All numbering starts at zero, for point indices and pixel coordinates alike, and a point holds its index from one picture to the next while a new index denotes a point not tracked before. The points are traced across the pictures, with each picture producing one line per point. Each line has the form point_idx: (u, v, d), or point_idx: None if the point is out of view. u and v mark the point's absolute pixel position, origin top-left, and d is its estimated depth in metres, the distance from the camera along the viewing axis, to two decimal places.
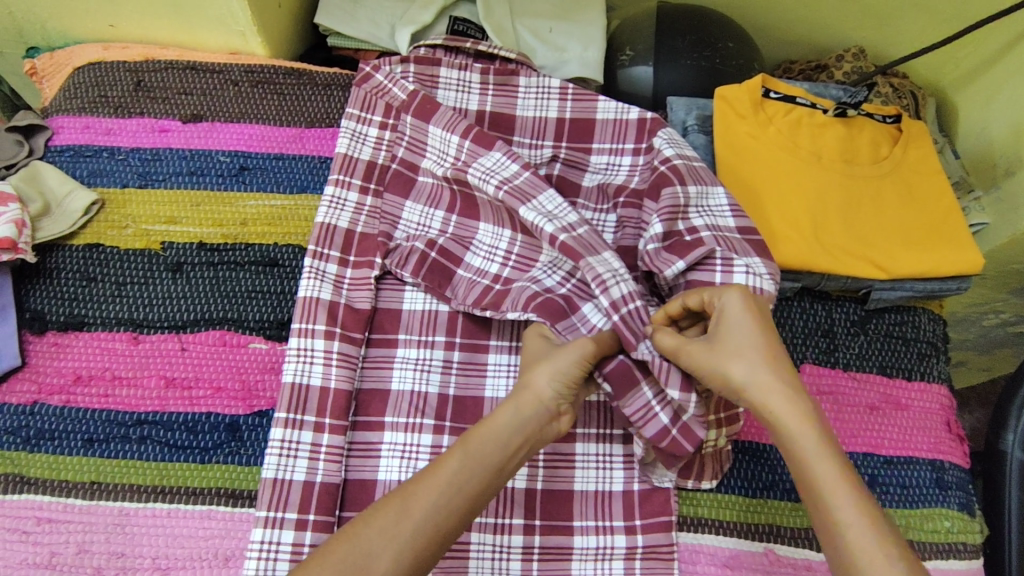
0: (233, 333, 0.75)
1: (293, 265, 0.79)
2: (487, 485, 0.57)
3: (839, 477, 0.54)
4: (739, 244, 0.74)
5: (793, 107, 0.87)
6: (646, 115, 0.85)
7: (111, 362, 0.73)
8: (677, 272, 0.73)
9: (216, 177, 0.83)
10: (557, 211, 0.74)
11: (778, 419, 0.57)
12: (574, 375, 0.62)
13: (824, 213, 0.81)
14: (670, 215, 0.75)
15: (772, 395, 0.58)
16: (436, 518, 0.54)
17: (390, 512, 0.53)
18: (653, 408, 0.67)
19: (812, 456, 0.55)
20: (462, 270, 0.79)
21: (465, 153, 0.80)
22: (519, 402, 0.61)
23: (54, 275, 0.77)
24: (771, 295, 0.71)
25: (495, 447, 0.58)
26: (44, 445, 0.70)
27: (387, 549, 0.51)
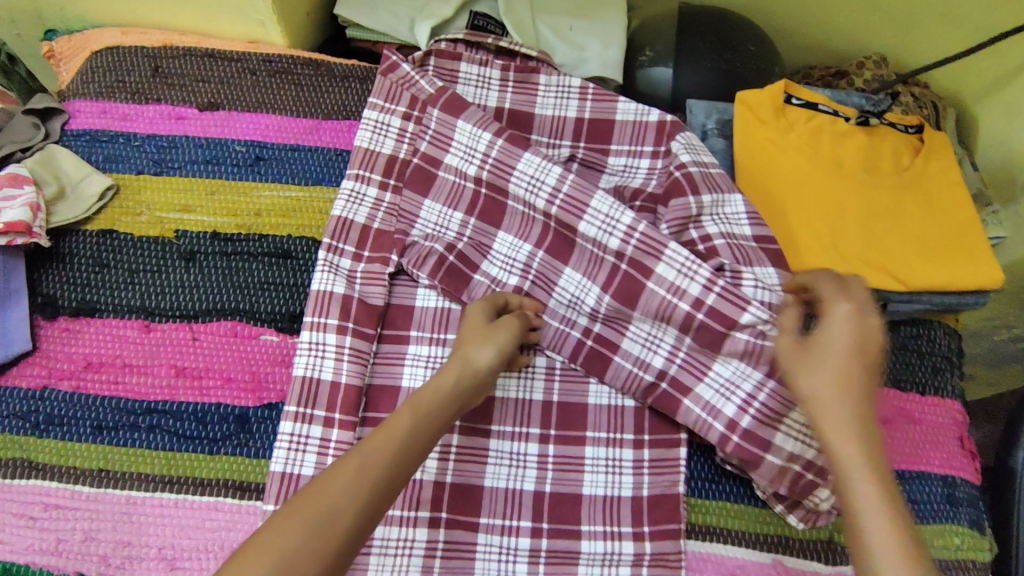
0: (245, 324, 0.75)
1: (307, 258, 0.79)
2: (424, 440, 0.57)
3: (883, 500, 0.46)
4: (753, 253, 0.74)
5: (815, 113, 0.85)
6: (666, 118, 0.84)
7: (122, 349, 0.73)
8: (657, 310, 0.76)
9: (233, 167, 0.83)
10: (613, 214, 0.74)
11: (830, 435, 0.49)
12: (508, 346, 0.66)
13: (843, 222, 0.79)
14: (680, 226, 0.77)
15: (833, 413, 0.50)
16: (382, 474, 0.53)
17: (346, 470, 0.52)
18: (712, 419, 0.71)
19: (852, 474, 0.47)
20: (479, 276, 0.78)
21: (495, 150, 0.79)
22: (452, 368, 0.63)
23: (67, 259, 0.76)
24: None
25: (427, 416, 0.58)
26: (53, 431, 0.69)
27: (344, 512, 0.50)
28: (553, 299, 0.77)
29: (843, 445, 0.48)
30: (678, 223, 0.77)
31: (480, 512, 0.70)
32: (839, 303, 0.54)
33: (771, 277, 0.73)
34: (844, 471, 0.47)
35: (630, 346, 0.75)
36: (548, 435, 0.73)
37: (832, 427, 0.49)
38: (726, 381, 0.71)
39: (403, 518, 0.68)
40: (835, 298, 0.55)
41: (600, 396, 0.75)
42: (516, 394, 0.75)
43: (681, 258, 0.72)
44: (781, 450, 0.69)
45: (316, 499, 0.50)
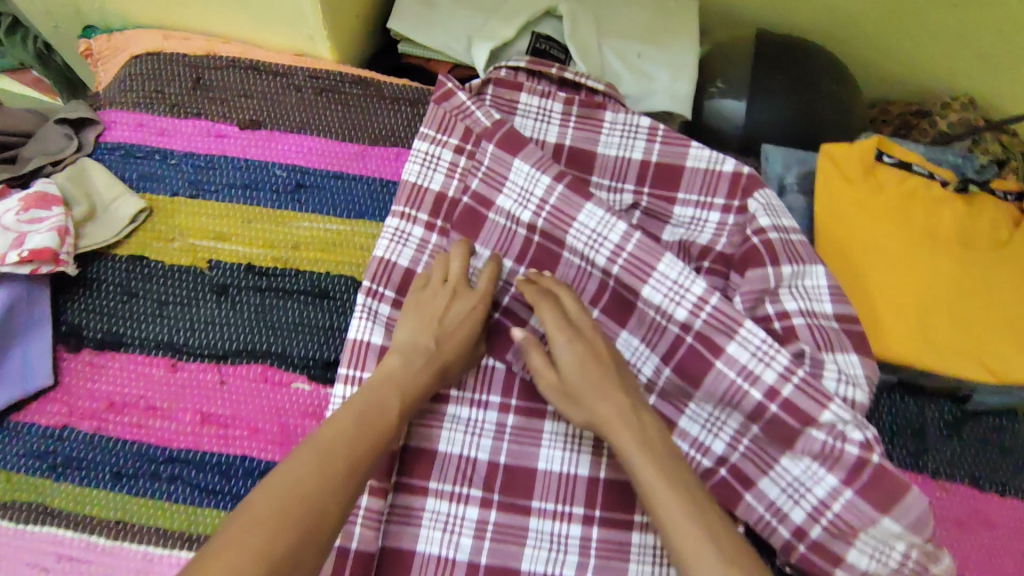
0: (276, 369, 0.70)
1: (345, 299, 0.74)
2: (377, 425, 0.58)
3: (680, 502, 0.55)
4: (836, 338, 0.68)
5: (909, 175, 0.77)
6: (743, 169, 0.76)
7: (147, 389, 0.69)
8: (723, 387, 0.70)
9: (272, 193, 0.77)
10: (682, 281, 0.68)
11: (625, 453, 0.60)
12: (436, 321, 0.68)
13: (935, 302, 0.71)
14: (752, 300, 0.71)
15: (621, 432, 0.61)
16: (339, 470, 0.54)
17: (307, 461, 0.53)
18: (773, 521, 0.65)
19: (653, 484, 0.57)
20: (528, 331, 0.74)
21: (555, 198, 0.72)
22: (408, 352, 0.65)
23: (94, 286, 0.72)
24: (863, 404, 0.66)
25: (367, 417, 0.58)
26: (70, 474, 0.66)
27: (310, 498, 0.51)
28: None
29: (638, 463, 0.58)
30: (754, 295, 0.71)
31: None
32: (563, 340, 0.66)
33: (855, 367, 0.67)
34: (649, 491, 0.57)
35: (689, 426, 0.69)
36: (592, 515, 0.67)
37: (629, 446, 0.60)
38: (794, 480, 0.65)
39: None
40: (586, 341, 0.67)
41: None
42: (559, 467, 0.69)
43: (757, 342, 0.66)
44: (853, 565, 0.62)
45: (282, 491, 0.50)
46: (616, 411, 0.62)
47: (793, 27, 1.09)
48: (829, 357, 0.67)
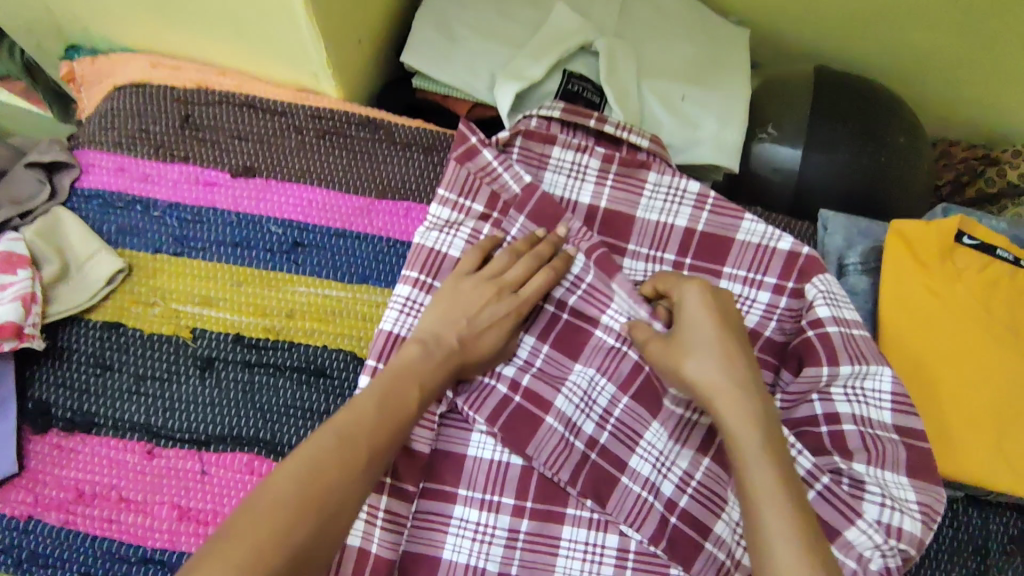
0: (263, 458, 0.63)
1: (344, 379, 0.66)
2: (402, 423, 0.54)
3: (771, 481, 0.49)
4: (891, 453, 0.59)
5: (990, 260, 0.68)
6: (800, 250, 0.68)
7: (120, 478, 0.62)
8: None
9: (265, 252, 0.69)
10: None
11: (725, 427, 0.53)
12: (464, 324, 0.62)
13: (1014, 414, 0.63)
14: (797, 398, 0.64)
15: (728, 403, 0.54)
16: (362, 459, 0.50)
17: (332, 444, 0.49)
18: None
19: (746, 454, 0.51)
20: (551, 418, 0.64)
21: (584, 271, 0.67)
22: (427, 340, 0.60)
23: (66, 358, 0.64)
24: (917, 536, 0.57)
25: (391, 407, 0.54)
26: (36, 573, 0.59)
27: (341, 474, 0.48)
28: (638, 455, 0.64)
29: (751, 469, 0.50)
30: (799, 391, 0.64)
31: None
32: (705, 328, 0.57)
33: (905, 489, 0.58)
34: (760, 496, 0.49)
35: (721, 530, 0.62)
36: None
37: (752, 449, 0.51)
38: None
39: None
40: (723, 337, 0.56)
41: None
42: None
43: None
44: None
45: (300, 480, 0.47)
46: (729, 384, 0.54)
47: (854, 59, 0.98)
48: (875, 473, 0.59)
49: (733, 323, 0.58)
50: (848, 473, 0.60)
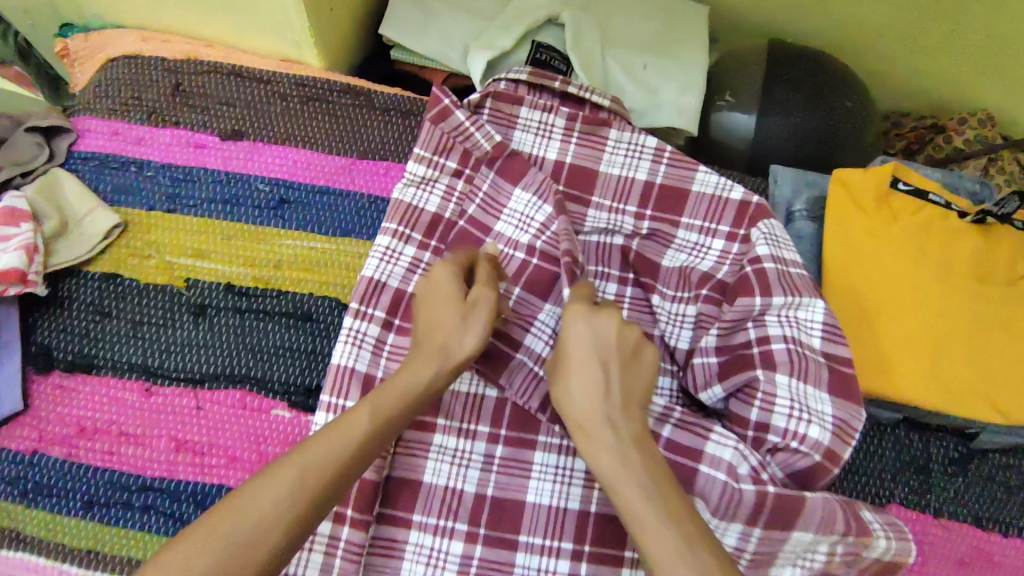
0: (255, 395, 0.68)
1: (329, 322, 0.71)
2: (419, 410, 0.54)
3: (670, 530, 0.48)
4: (813, 369, 0.64)
5: (924, 204, 0.73)
6: (751, 198, 0.74)
7: (120, 414, 0.66)
8: (716, 397, 0.67)
9: (253, 208, 0.74)
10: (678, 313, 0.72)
11: (605, 470, 0.52)
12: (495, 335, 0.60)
13: (947, 341, 0.68)
14: (729, 328, 0.67)
15: (607, 442, 0.52)
16: (372, 446, 0.50)
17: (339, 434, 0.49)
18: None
19: (633, 503, 0.49)
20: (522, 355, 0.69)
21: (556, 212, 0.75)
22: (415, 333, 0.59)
23: (66, 306, 0.69)
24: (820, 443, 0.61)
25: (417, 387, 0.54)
26: (42, 501, 0.64)
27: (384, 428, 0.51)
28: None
29: (643, 520, 0.48)
30: (734, 319, 0.67)
31: None
32: (582, 359, 0.56)
33: (823, 403, 0.63)
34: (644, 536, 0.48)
35: (718, 453, 0.63)
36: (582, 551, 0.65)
37: (638, 498, 0.49)
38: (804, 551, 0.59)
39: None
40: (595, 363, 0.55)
41: None
42: (549, 500, 0.66)
43: None
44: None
45: (302, 473, 0.46)
46: (603, 423, 0.53)
47: (808, 34, 1.05)
48: (795, 386, 0.63)
49: (622, 347, 0.56)
50: (765, 389, 0.63)
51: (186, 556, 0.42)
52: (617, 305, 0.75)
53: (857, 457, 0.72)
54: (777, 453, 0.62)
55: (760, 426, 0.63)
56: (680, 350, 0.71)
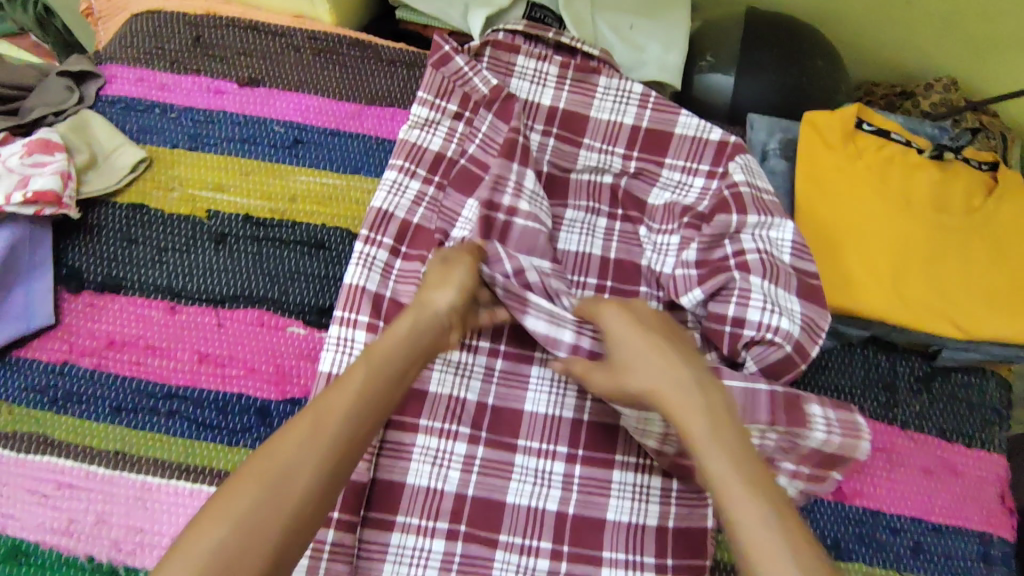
0: (272, 314, 0.73)
1: (340, 250, 0.76)
2: (427, 348, 0.63)
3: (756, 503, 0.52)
4: (785, 277, 0.70)
5: (886, 142, 0.80)
6: (728, 138, 0.80)
7: (146, 330, 0.71)
8: (696, 301, 0.72)
9: (270, 148, 0.80)
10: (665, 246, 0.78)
11: (696, 444, 0.56)
12: (472, 287, 0.67)
13: (908, 262, 0.74)
14: (709, 244, 0.74)
15: (693, 420, 0.57)
16: (391, 378, 0.59)
17: (361, 370, 0.58)
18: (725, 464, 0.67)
19: (727, 483, 0.53)
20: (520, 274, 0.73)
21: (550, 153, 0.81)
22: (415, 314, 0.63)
23: (95, 232, 0.74)
24: (789, 336, 0.67)
25: (422, 327, 0.63)
26: (71, 408, 0.68)
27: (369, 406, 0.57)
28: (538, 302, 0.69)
29: (733, 496, 0.53)
30: (713, 235, 0.74)
31: (501, 526, 0.67)
32: (639, 342, 0.63)
33: (792, 303, 0.69)
34: (725, 489, 0.53)
35: None
36: (576, 454, 0.71)
37: (728, 472, 0.54)
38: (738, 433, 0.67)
39: (420, 527, 0.66)
40: (650, 337, 0.64)
41: None
42: (545, 409, 0.72)
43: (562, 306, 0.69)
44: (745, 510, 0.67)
45: (326, 412, 0.55)
46: (701, 404, 0.58)
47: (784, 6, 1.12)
48: (768, 289, 0.69)
49: (657, 326, 0.65)
50: (742, 291, 0.69)
51: (250, 471, 0.51)
52: (607, 237, 0.80)
53: (830, 373, 0.78)
54: (750, 346, 0.68)
55: (735, 321, 0.68)
56: (665, 275, 0.76)
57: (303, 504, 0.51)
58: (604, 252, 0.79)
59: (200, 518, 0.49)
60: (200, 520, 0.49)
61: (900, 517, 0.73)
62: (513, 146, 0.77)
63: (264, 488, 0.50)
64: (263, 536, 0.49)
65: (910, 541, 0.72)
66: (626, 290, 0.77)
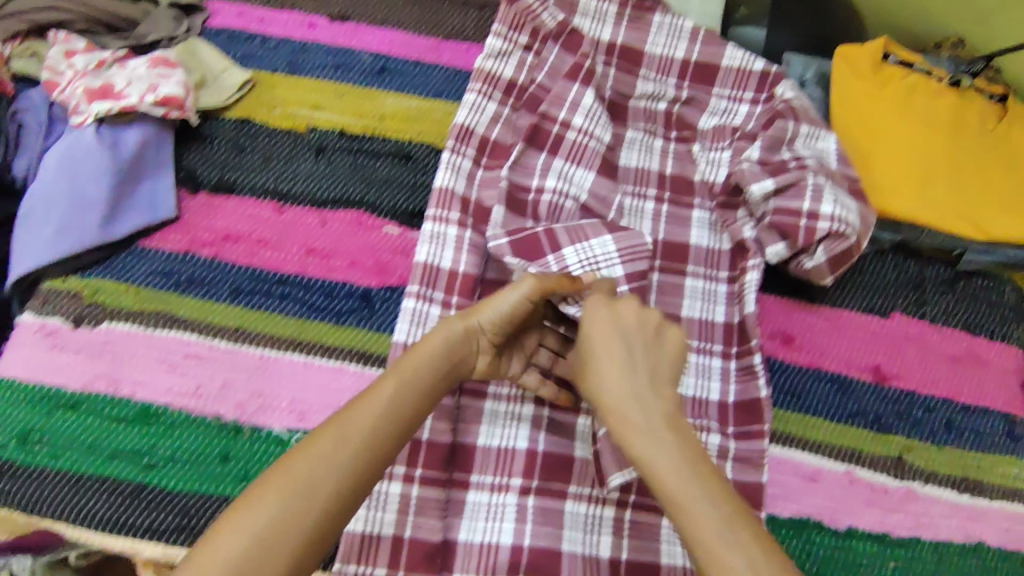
0: (369, 214, 0.81)
1: (427, 162, 0.85)
2: (455, 365, 0.63)
3: (713, 511, 0.51)
4: (837, 179, 0.78)
5: (910, 72, 0.90)
6: (770, 68, 0.89)
7: (258, 226, 0.79)
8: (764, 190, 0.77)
9: (360, 74, 0.88)
10: (710, 168, 0.86)
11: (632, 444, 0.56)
12: (518, 317, 0.65)
13: (932, 172, 0.84)
14: (771, 143, 0.81)
15: (658, 443, 0.55)
16: (420, 395, 0.59)
17: (390, 386, 0.58)
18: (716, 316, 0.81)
19: (687, 500, 0.51)
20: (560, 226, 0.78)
21: (611, 81, 0.90)
22: (449, 326, 0.63)
23: (208, 141, 0.82)
24: (854, 228, 0.74)
25: (454, 346, 0.62)
26: (193, 291, 0.75)
27: (394, 418, 0.56)
28: (572, 248, 0.76)
29: (688, 505, 0.51)
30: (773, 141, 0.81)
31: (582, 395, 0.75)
32: (609, 364, 0.59)
33: (850, 201, 0.76)
34: (688, 512, 0.51)
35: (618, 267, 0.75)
36: None
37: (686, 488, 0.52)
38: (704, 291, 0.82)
39: (504, 430, 0.72)
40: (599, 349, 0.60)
41: (693, 310, 0.81)
42: None
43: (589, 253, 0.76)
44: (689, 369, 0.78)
45: (356, 416, 0.55)
46: (663, 419, 0.56)
47: None
48: (831, 187, 0.76)
49: (643, 332, 0.61)
50: (813, 186, 0.75)
51: (268, 484, 0.50)
52: (663, 156, 0.88)
53: (864, 276, 0.86)
54: (822, 240, 0.74)
55: (809, 217, 0.74)
56: (718, 183, 0.85)
57: (326, 517, 0.50)
58: (661, 167, 0.87)
59: (218, 534, 0.48)
60: (218, 534, 0.48)
61: (932, 396, 0.81)
62: (578, 71, 0.87)
63: (284, 497, 0.50)
64: (283, 546, 0.48)
65: (943, 419, 0.81)
66: (681, 200, 0.86)
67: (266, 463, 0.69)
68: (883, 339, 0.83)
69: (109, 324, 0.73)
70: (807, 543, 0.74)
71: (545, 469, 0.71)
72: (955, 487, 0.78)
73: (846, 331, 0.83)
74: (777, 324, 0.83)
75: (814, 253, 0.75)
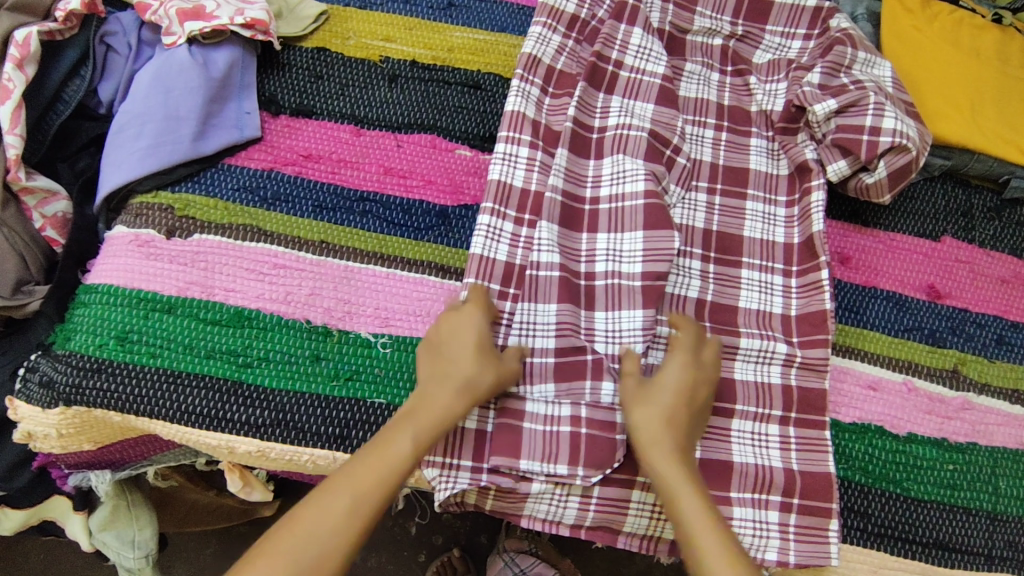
0: (442, 139, 0.84)
1: (495, 91, 0.88)
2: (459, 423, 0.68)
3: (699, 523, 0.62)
4: (894, 99, 0.82)
5: (955, 9, 0.92)
6: (823, 4, 0.92)
7: (337, 147, 0.82)
8: (827, 110, 0.82)
9: (428, 9, 0.91)
10: (767, 99, 0.90)
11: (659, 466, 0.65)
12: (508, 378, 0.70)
13: (980, 101, 0.88)
14: (830, 69, 0.85)
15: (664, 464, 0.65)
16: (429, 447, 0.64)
17: (405, 432, 0.63)
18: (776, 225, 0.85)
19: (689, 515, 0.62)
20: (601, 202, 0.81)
21: (668, 15, 0.93)
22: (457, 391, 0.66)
23: (288, 68, 0.85)
24: (915, 141, 0.79)
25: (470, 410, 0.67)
26: (279, 206, 0.78)
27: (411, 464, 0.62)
28: (606, 234, 0.80)
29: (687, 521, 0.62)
30: (831, 67, 0.85)
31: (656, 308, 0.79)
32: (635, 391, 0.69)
33: (907, 117, 0.81)
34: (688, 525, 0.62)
35: (632, 268, 0.77)
36: (708, 255, 0.83)
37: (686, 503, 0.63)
38: (764, 212, 0.85)
39: (547, 416, 0.71)
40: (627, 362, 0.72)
41: (755, 230, 0.84)
42: (680, 219, 0.83)
43: (611, 244, 0.79)
44: (749, 297, 0.81)
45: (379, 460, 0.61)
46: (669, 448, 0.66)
47: None
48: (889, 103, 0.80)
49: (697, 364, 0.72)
50: (875, 103, 0.80)
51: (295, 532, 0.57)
52: (720, 88, 0.91)
53: (915, 200, 0.88)
54: (884, 154, 0.79)
55: (872, 131, 0.79)
56: (775, 112, 0.89)
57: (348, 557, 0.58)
58: (719, 99, 0.91)
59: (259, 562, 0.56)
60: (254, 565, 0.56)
61: (982, 315, 0.84)
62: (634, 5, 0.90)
63: (306, 542, 0.57)
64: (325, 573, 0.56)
65: (994, 335, 0.84)
66: (740, 129, 0.89)
67: (357, 363, 0.73)
68: (935, 260, 0.86)
69: (200, 235, 0.76)
70: (869, 447, 0.77)
71: (590, 451, 0.70)
72: (1006, 398, 0.81)
73: (900, 252, 0.86)
74: (835, 245, 0.86)
75: (876, 168, 0.80)
